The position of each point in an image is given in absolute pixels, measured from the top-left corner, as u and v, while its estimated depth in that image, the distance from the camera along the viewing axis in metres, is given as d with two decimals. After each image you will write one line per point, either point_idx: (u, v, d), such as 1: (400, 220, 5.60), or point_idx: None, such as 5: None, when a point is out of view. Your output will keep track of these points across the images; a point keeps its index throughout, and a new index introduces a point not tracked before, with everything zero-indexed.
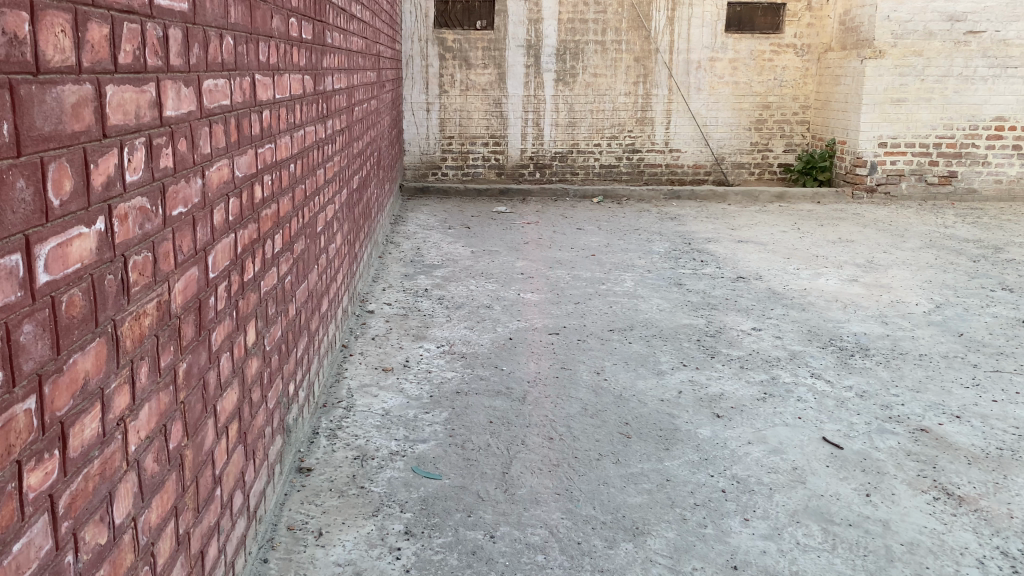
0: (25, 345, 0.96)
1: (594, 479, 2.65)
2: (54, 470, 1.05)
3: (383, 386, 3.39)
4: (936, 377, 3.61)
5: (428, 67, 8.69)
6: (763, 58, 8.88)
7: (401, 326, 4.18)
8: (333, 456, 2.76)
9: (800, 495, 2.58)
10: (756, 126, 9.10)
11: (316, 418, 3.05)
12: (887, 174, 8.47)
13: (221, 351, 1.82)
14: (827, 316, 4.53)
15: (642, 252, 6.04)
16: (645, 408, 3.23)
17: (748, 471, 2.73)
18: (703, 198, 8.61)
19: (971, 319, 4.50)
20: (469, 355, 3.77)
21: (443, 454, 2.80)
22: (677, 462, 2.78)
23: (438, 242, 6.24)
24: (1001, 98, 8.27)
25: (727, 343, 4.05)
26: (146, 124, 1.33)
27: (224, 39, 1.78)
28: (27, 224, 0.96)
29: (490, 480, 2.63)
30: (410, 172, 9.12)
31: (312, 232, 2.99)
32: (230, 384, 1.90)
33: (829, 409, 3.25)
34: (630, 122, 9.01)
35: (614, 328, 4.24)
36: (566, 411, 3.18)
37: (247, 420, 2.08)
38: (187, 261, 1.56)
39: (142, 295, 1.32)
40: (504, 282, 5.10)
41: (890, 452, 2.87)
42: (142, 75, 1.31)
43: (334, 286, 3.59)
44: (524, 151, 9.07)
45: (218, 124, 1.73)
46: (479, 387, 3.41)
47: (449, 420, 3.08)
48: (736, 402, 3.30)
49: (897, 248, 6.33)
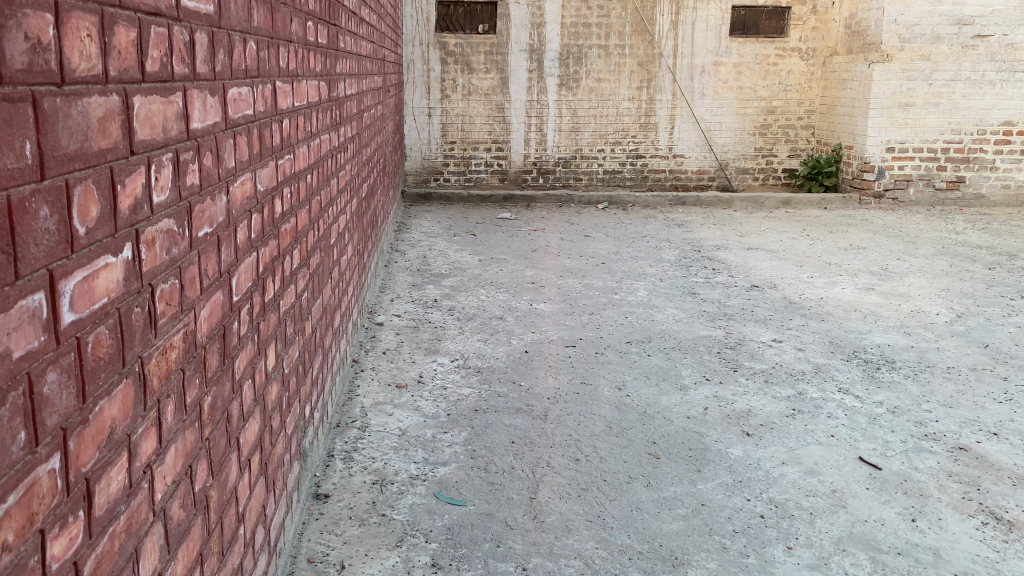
0: (48, 398, 0.83)
1: (627, 505, 2.53)
2: (78, 534, 0.92)
3: (398, 404, 3.27)
4: (967, 391, 3.50)
5: (430, 71, 8.56)
6: (768, 62, 8.79)
7: (412, 338, 4.06)
8: (351, 481, 2.63)
9: (843, 520, 2.47)
10: (761, 131, 9.00)
11: (330, 440, 2.92)
12: (895, 179, 8.40)
13: (244, 380, 1.70)
14: (848, 327, 4.42)
15: (653, 260, 5.93)
16: (672, 426, 3.11)
17: (785, 495, 2.61)
18: (708, 204, 8.51)
19: (995, 329, 4.40)
20: (485, 370, 3.65)
21: (466, 478, 2.68)
22: (711, 485, 2.66)
23: (445, 250, 6.12)
24: (1009, 103, 8.22)
25: (748, 355, 3.93)
26: (173, 138, 1.20)
27: (247, 44, 1.66)
28: (50, 258, 0.84)
29: (517, 507, 2.50)
30: (411, 178, 9.00)
31: (327, 246, 2.86)
32: (252, 414, 1.78)
33: (862, 426, 3.13)
34: (633, 128, 8.91)
35: (631, 340, 4.12)
36: (589, 430, 3.06)
37: (268, 450, 1.95)
38: (212, 286, 1.43)
39: (169, 327, 1.20)
40: (514, 291, 4.98)
41: (931, 472, 2.76)
42: (170, 84, 1.19)
43: (345, 299, 3.47)
44: (526, 157, 8.96)
45: (241, 136, 1.61)
46: (497, 404, 3.28)
47: (469, 440, 2.95)
48: (765, 420, 3.18)
49: (910, 255, 6.24)
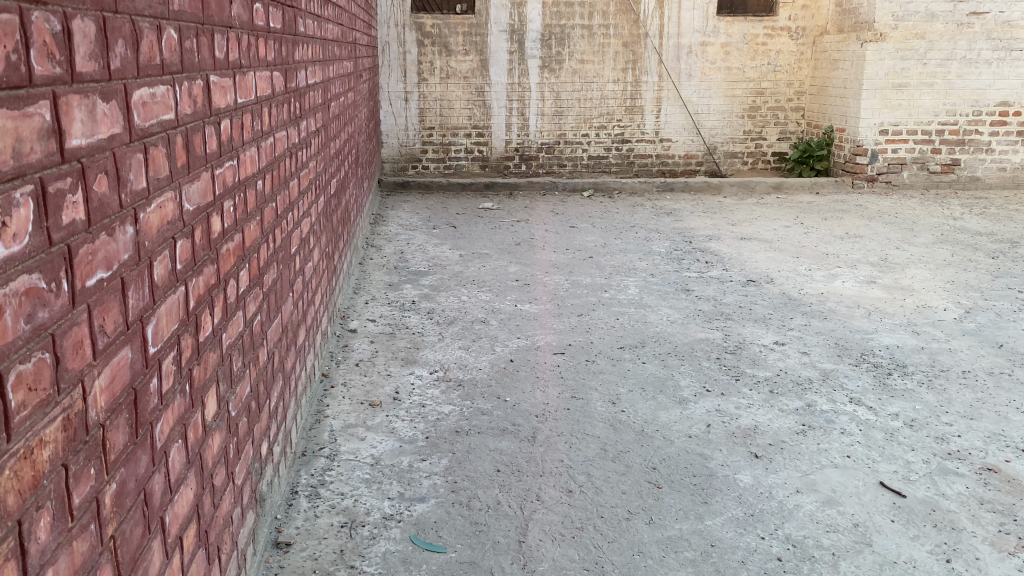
0: None
1: (627, 548, 2.25)
2: None
3: (371, 426, 2.96)
4: (988, 400, 3.24)
5: (406, 53, 8.20)
6: (757, 42, 8.49)
7: (388, 347, 3.75)
8: (315, 525, 2.33)
9: (869, 562, 2.20)
10: (749, 113, 8.72)
11: (294, 473, 2.61)
12: (888, 162, 8.17)
13: (170, 445, 1.39)
14: (852, 326, 4.15)
15: (642, 253, 5.65)
16: (672, 447, 2.83)
17: (803, 531, 2.34)
18: (697, 190, 8.21)
19: (1007, 326, 4.15)
20: (467, 383, 3.36)
21: (446, 518, 2.38)
22: (720, 521, 2.39)
23: (423, 245, 5.80)
24: (1005, 82, 7.97)
25: (750, 361, 3.66)
26: (35, 163, 0.88)
27: (164, 32, 1.33)
28: None
29: (504, 554, 2.21)
30: (388, 166, 8.65)
31: (286, 257, 2.54)
32: (184, 480, 1.47)
33: (879, 444, 2.87)
34: (619, 111, 8.59)
35: (624, 346, 3.83)
36: (583, 454, 2.77)
37: (209, 513, 1.65)
38: (115, 345, 1.12)
39: (37, 419, 0.89)
40: (497, 291, 4.69)
41: (960, 500, 2.50)
42: (28, 92, 0.87)
43: (311, 310, 3.15)
44: (508, 143, 8.63)
45: (156, 147, 1.29)
46: (480, 424, 2.99)
47: (450, 469, 2.66)
48: (774, 438, 2.91)
49: (909, 244, 5.98)
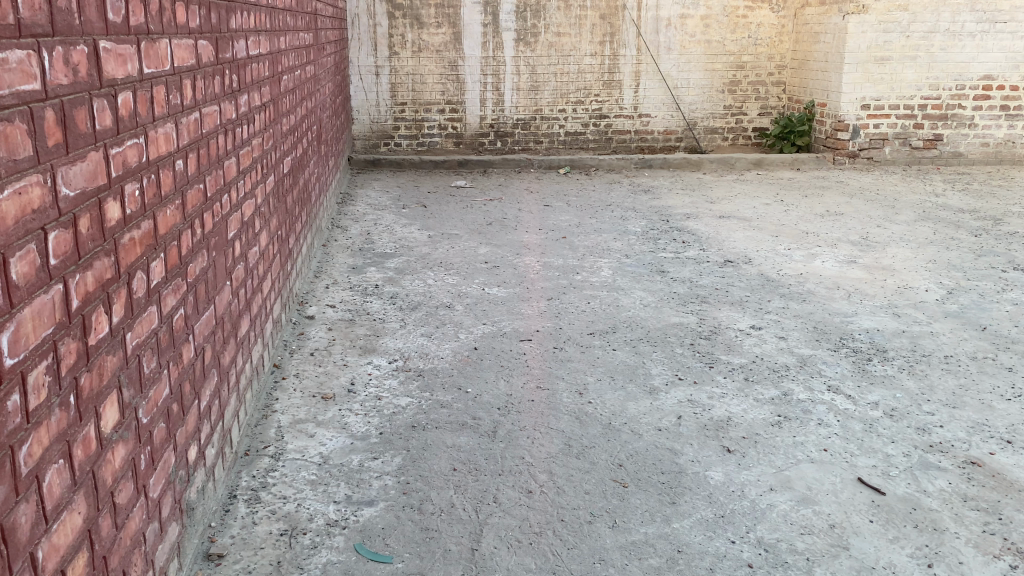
0: None
1: (588, 555, 2.09)
2: None
3: (322, 422, 2.79)
4: (971, 387, 3.10)
5: (376, 26, 7.97)
6: (737, 14, 8.26)
7: (346, 335, 3.57)
8: (253, 533, 2.16)
9: (846, 568, 2.05)
10: (730, 88, 8.52)
11: (234, 475, 2.44)
12: (870, 138, 8.03)
13: (44, 469, 1.20)
14: (832, 309, 4.00)
15: (617, 232, 5.48)
16: (641, 442, 2.67)
17: (776, 534, 2.19)
18: (676, 166, 8.02)
19: (990, 308, 4.01)
20: (427, 373, 3.19)
21: (395, 524, 2.22)
22: (688, 524, 2.23)
23: (391, 225, 5.60)
24: (989, 55, 7.82)
25: (725, 347, 3.50)
26: None
27: None
28: None
29: (454, 564, 2.05)
30: (359, 143, 8.41)
31: (220, 243, 2.35)
32: (69, 505, 1.29)
33: (858, 436, 2.72)
34: (596, 86, 8.38)
35: (594, 332, 3.66)
36: (546, 451, 2.61)
37: (109, 535, 1.47)
38: None
39: None
40: (465, 274, 4.50)
41: (943, 497, 2.36)
42: None
43: (258, 297, 2.96)
44: (482, 119, 8.41)
45: (11, 122, 1.09)
46: (439, 419, 2.82)
47: (404, 468, 2.50)
48: (748, 431, 2.75)
49: (891, 221, 5.85)
